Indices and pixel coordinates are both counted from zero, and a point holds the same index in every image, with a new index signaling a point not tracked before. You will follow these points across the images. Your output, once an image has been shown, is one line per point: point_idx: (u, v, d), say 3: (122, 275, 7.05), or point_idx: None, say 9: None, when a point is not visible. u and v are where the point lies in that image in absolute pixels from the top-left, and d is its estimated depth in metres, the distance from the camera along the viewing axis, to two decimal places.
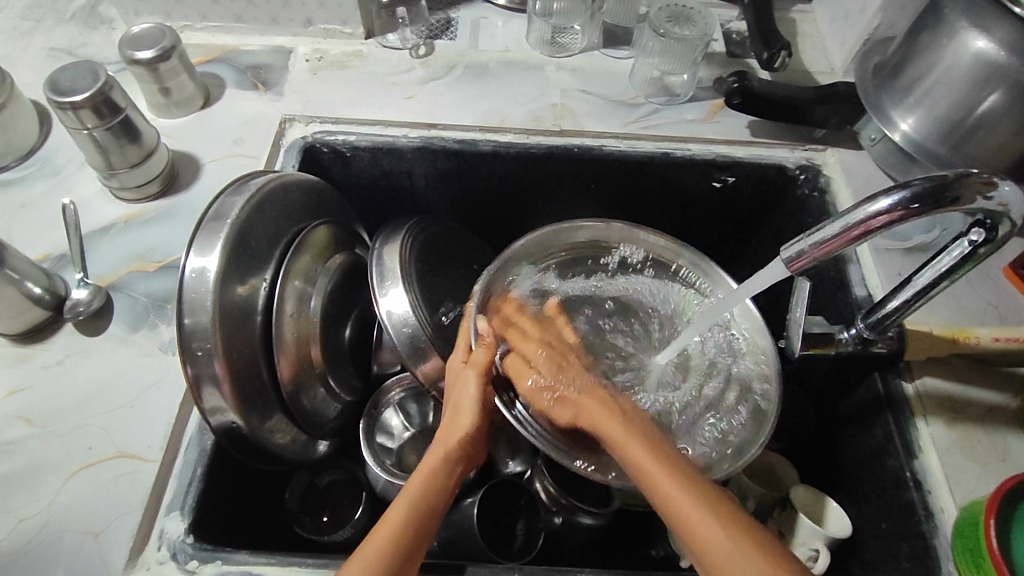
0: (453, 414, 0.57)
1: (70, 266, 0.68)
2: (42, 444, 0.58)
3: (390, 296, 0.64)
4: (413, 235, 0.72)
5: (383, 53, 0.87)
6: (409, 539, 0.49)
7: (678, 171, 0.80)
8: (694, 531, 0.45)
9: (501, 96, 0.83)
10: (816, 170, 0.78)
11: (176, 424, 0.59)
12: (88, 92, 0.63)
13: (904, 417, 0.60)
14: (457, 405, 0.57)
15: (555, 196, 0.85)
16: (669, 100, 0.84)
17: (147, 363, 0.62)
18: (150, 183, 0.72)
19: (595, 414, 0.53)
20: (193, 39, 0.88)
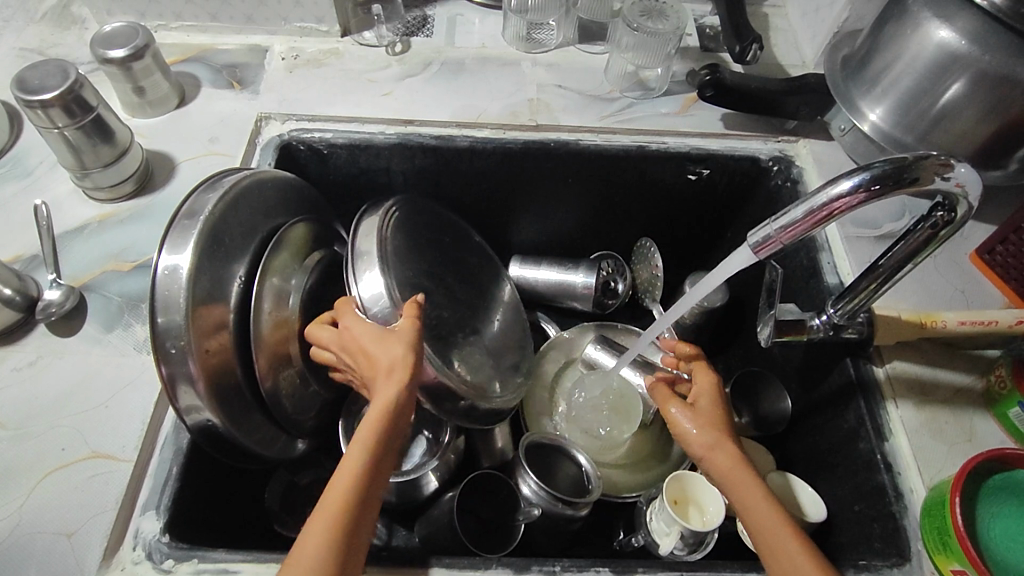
0: (384, 368, 0.53)
1: (43, 267, 0.67)
2: (13, 447, 0.57)
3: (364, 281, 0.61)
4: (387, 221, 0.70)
5: (359, 51, 0.87)
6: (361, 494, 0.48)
7: (653, 164, 0.81)
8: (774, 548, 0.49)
9: (477, 92, 0.84)
10: (789, 161, 0.79)
11: (150, 424, 0.59)
12: (56, 91, 0.62)
13: (875, 401, 0.60)
14: (384, 341, 0.54)
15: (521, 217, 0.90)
16: (645, 94, 0.84)
17: (120, 363, 0.62)
18: (124, 182, 0.72)
19: (743, 480, 0.54)
20: (167, 38, 0.88)
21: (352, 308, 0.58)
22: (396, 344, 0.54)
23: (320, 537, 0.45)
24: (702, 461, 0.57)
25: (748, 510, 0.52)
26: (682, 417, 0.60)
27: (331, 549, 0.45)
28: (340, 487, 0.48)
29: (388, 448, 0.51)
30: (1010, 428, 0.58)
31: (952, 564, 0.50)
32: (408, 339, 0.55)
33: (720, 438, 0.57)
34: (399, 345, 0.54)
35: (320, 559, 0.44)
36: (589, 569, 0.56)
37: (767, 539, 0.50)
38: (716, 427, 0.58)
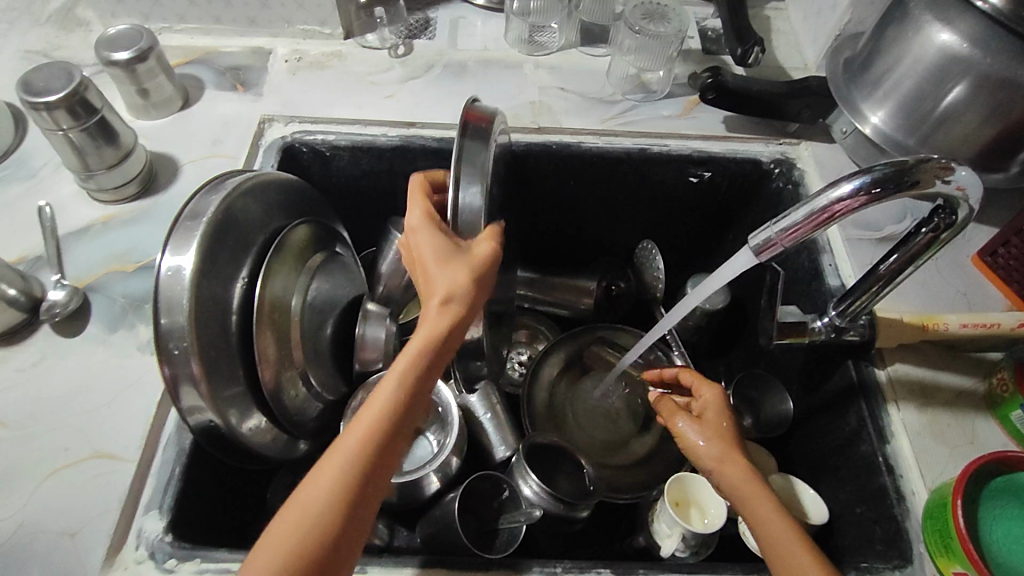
0: (441, 296, 0.49)
1: (48, 268, 0.68)
2: (17, 446, 0.57)
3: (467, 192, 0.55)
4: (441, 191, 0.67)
5: (361, 53, 0.87)
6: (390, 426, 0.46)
7: (655, 167, 0.82)
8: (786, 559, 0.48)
9: (480, 94, 0.84)
10: (790, 163, 0.79)
11: (153, 424, 0.59)
12: (62, 93, 0.63)
13: (877, 403, 0.60)
14: (441, 261, 0.51)
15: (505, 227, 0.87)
16: (646, 96, 0.84)
17: (124, 364, 0.62)
18: (128, 183, 0.72)
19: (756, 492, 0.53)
20: (171, 40, 0.88)
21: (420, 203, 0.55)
22: (455, 270, 0.50)
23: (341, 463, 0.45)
24: (713, 474, 0.56)
25: (760, 521, 0.51)
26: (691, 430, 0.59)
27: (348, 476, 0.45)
28: (372, 414, 0.46)
29: (432, 377, 0.49)
30: (1011, 431, 0.58)
31: (954, 567, 0.50)
32: (468, 268, 0.51)
33: (730, 450, 0.57)
34: (462, 273, 0.50)
35: (333, 485, 0.44)
36: (590, 571, 0.56)
37: (777, 549, 0.49)
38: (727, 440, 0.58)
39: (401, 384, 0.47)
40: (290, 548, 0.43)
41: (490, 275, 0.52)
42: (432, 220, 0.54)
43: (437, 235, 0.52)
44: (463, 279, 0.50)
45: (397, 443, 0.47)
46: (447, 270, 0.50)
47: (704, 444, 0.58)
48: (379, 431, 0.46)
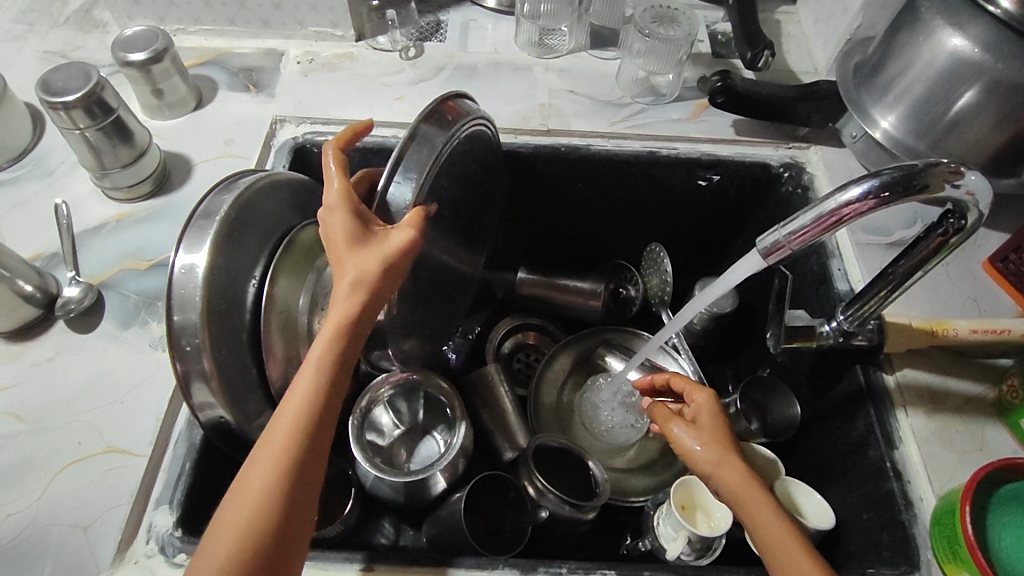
0: (352, 281, 0.51)
1: (63, 265, 0.69)
2: (32, 440, 0.58)
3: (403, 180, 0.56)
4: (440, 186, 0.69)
5: (373, 55, 0.88)
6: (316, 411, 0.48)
7: (664, 170, 0.82)
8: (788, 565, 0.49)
9: (490, 96, 0.84)
10: (799, 168, 0.79)
11: (164, 420, 0.60)
12: (79, 92, 0.64)
13: (884, 408, 0.60)
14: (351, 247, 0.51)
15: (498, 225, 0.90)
16: (655, 100, 0.85)
17: (137, 360, 0.63)
18: (142, 182, 0.73)
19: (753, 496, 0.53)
20: (185, 41, 0.89)
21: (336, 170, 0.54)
22: (365, 256, 0.51)
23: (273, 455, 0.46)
24: (711, 479, 0.56)
25: (759, 526, 0.52)
26: (685, 434, 0.59)
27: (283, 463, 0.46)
28: (293, 405, 0.48)
29: (347, 360, 0.51)
30: (1021, 438, 0.58)
31: (961, 573, 0.50)
32: (380, 253, 0.52)
33: (728, 453, 0.57)
34: (374, 257, 0.51)
35: (268, 476, 0.45)
36: (595, 572, 0.56)
37: (778, 554, 0.50)
38: (723, 443, 0.57)
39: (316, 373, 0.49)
40: (236, 544, 0.44)
41: (404, 259, 0.53)
42: (351, 201, 0.53)
43: (349, 215, 0.52)
44: (374, 265, 0.51)
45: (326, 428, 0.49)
46: (352, 255, 0.51)
47: (698, 448, 0.58)
48: (306, 419, 0.48)
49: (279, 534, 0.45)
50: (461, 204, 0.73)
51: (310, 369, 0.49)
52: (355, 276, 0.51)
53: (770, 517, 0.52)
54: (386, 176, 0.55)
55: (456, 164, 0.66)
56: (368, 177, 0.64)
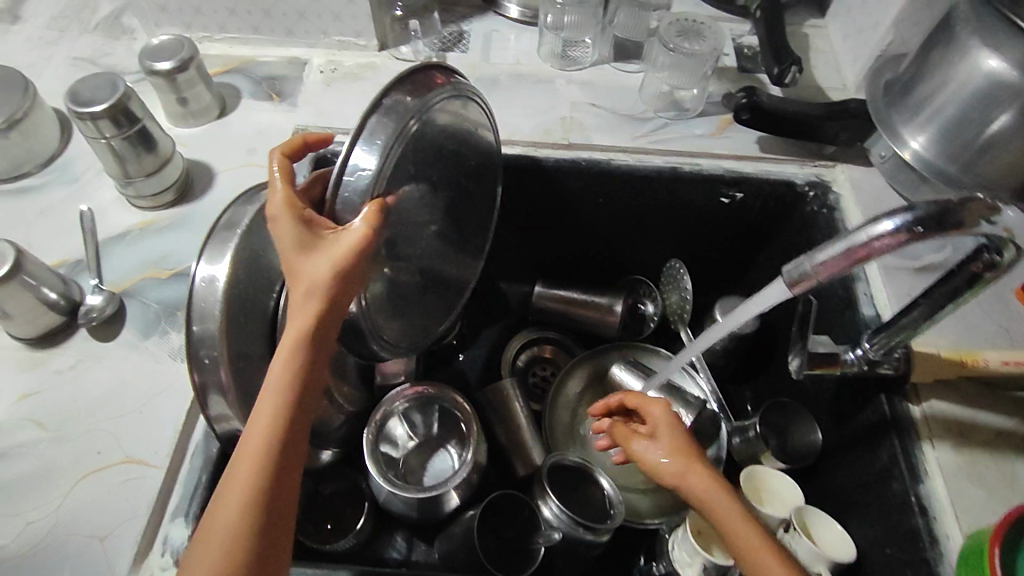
0: (304, 291, 0.50)
1: (86, 272, 0.69)
2: (53, 448, 0.59)
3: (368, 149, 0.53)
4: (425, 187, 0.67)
5: (395, 65, 0.88)
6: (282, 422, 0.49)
7: (686, 187, 0.81)
8: None
9: (511, 109, 0.84)
10: (825, 187, 0.77)
11: (182, 431, 0.60)
12: (107, 103, 0.65)
13: (910, 440, 0.59)
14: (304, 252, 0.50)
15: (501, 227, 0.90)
16: (679, 114, 0.83)
17: (156, 371, 0.63)
18: (165, 191, 0.74)
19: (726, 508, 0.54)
20: (211, 49, 0.90)
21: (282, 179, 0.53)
22: (317, 260, 0.50)
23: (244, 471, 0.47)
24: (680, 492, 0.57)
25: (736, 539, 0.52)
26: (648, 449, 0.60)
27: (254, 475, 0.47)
28: (260, 420, 0.49)
29: (314, 367, 0.51)
30: None
31: None
32: (330, 254, 0.50)
33: (694, 464, 0.57)
34: (325, 261, 0.50)
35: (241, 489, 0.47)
36: None
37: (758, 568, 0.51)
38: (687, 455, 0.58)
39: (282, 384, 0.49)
40: (212, 565, 0.45)
41: (358, 258, 0.50)
42: (294, 207, 0.51)
43: (295, 221, 0.50)
44: (326, 269, 0.49)
45: (295, 438, 0.50)
46: (310, 261, 0.50)
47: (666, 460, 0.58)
48: (272, 436, 0.48)
49: (255, 547, 0.46)
50: (454, 195, 0.72)
51: (273, 381, 0.49)
52: (310, 282, 0.50)
53: (746, 529, 0.52)
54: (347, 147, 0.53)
55: (442, 148, 0.65)
56: (322, 179, 0.59)
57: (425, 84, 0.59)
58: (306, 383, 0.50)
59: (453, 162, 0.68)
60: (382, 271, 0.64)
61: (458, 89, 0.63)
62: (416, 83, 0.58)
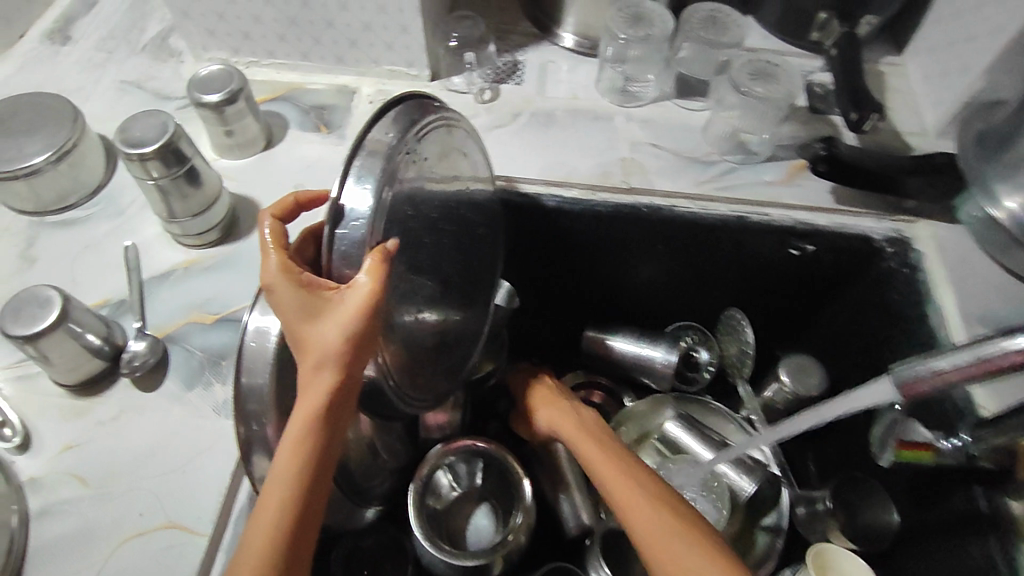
0: (316, 356, 0.50)
1: (130, 314, 0.67)
2: (95, 506, 0.57)
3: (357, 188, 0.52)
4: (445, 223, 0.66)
5: (447, 96, 0.84)
6: (299, 483, 0.51)
7: (754, 237, 0.77)
8: (659, 550, 0.55)
9: (568, 147, 0.80)
10: (907, 244, 0.73)
11: (227, 493, 0.58)
12: (157, 144, 0.62)
13: (1010, 542, 0.54)
14: (313, 315, 0.49)
15: (518, 268, 0.89)
16: (747, 158, 0.79)
17: (200, 426, 0.61)
18: (210, 231, 0.71)
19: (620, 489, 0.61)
20: (258, 75, 0.87)
21: (272, 240, 0.52)
22: (327, 327, 0.49)
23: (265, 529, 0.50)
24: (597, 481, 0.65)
25: (626, 515, 0.59)
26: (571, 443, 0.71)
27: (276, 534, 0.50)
28: (280, 481, 0.51)
29: (330, 426, 0.52)
30: None
31: None
32: (339, 320, 0.49)
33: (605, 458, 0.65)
34: (333, 326, 0.49)
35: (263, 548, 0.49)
36: None
37: (650, 540, 0.56)
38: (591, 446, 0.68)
39: (297, 448, 0.51)
40: None
41: (364, 319, 0.49)
42: (291, 269, 0.50)
43: (293, 288, 0.49)
44: (336, 335, 0.49)
45: (317, 490, 0.52)
46: (319, 327, 0.50)
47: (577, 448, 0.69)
48: (290, 497, 0.51)
49: None
50: (464, 233, 0.70)
51: (289, 442, 0.51)
52: (322, 349, 0.50)
53: (637, 502, 0.59)
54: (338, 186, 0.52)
55: (440, 181, 0.64)
56: (312, 236, 0.59)
57: (411, 116, 0.58)
58: (323, 442, 0.52)
59: (456, 199, 0.68)
60: (411, 317, 0.62)
61: (440, 122, 0.62)
62: (400, 117, 0.57)
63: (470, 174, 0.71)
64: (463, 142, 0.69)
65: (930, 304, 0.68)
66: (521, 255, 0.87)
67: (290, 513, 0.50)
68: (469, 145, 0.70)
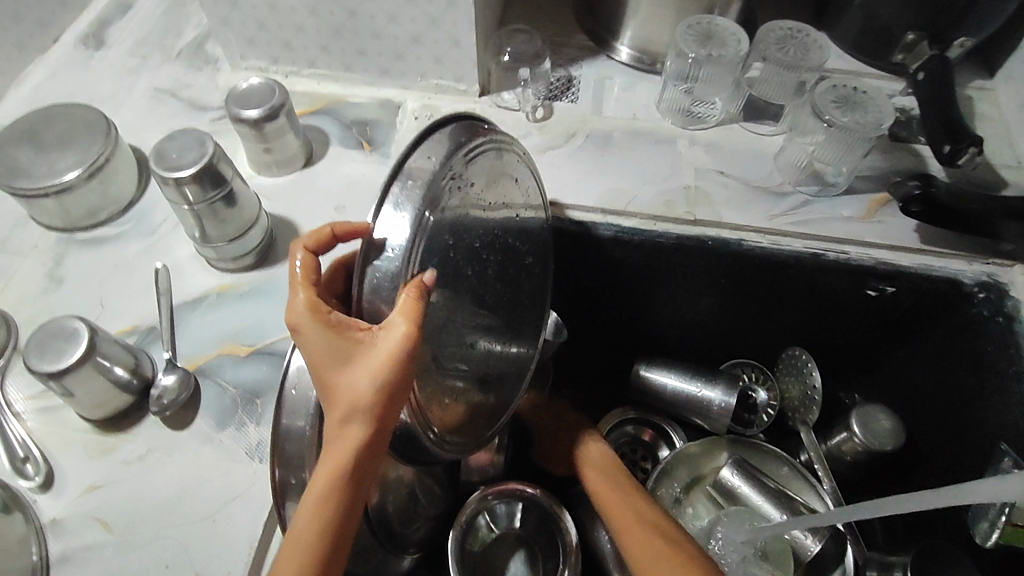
0: (346, 403, 0.46)
1: (159, 343, 0.63)
2: (118, 556, 0.53)
3: (396, 218, 0.46)
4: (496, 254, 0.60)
5: (496, 113, 0.79)
6: (321, 543, 0.46)
7: (828, 275, 0.71)
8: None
9: (626, 172, 0.74)
10: (1001, 289, 0.66)
11: (259, 547, 0.54)
12: (194, 168, 0.58)
13: None
14: (343, 360, 0.46)
15: (565, 294, 0.83)
16: (822, 190, 0.73)
17: (231, 471, 0.57)
18: (246, 255, 0.67)
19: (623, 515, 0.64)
20: (298, 85, 0.83)
21: (302, 276, 0.49)
22: (359, 373, 0.45)
23: None
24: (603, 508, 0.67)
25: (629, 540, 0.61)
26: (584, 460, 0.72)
27: None
28: (299, 541, 0.46)
29: (357, 482, 0.48)
30: None
31: None
32: (371, 366, 0.45)
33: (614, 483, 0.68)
34: (365, 373, 0.45)
35: None
36: None
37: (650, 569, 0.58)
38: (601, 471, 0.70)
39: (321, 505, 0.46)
40: None
41: (398, 364, 0.45)
42: (320, 308, 0.47)
43: (322, 328, 0.46)
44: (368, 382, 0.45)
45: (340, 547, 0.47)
46: (350, 371, 0.46)
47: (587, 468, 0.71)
48: (308, 559, 0.46)
49: None
50: (517, 262, 0.64)
51: (311, 497, 0.47)
52: (354, 398, 0.46)
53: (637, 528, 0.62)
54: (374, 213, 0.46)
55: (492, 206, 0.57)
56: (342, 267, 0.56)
57: (456, 138, 0.51)
58: (349, 499, 0.48)
59: (509, 226, 0.62)
60: (457, 357, 0.56)
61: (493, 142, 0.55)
62: (443, 139, 0.50)
63: (522, 203, 0.64)
64: (518, 162, 0.63)
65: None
66: (569, 280, 0.81)
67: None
68: (521, 170, 0.63)
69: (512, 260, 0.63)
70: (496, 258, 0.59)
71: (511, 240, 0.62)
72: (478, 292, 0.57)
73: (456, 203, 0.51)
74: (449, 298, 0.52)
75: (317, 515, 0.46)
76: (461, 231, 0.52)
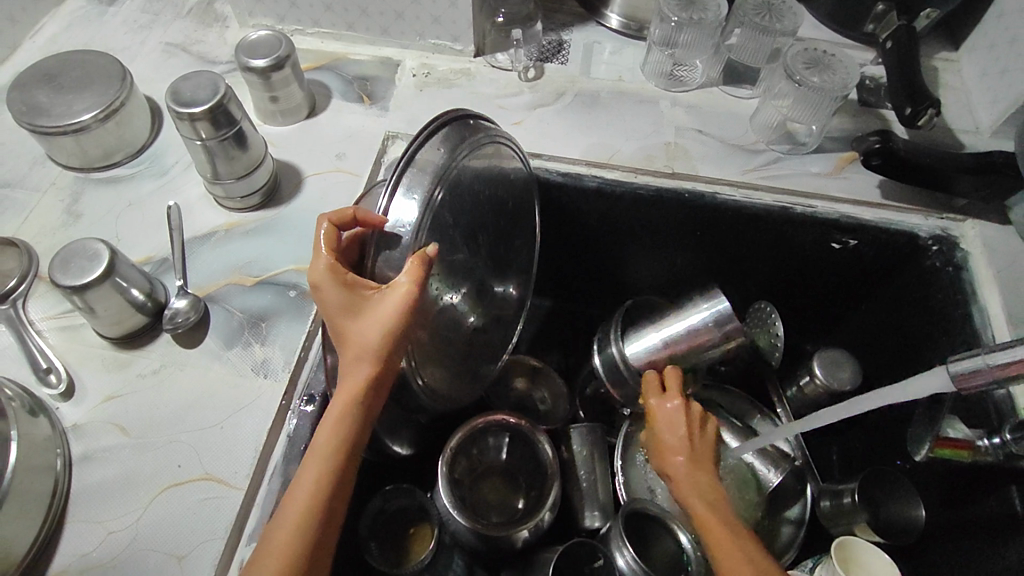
0: (354, 353, 0.50)
1: (171, 273, 0.68)
2: (135, 455, 0.58)
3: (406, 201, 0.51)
4: (491, 228, 0.66)
5: (490, 73, 0.84)
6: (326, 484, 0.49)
7: (797, 230, 0.76)
8: None
9: (611, 129, 0.79)
10: (952, 243, 0.71)
11: (263, 451, 0.59)
12: (207, 104, 0.62)
13: None
14: (357, 315, 0.50)
15: (550, 250, 0.88)
16: (793, 149, 0.78)
17: (237, 385, 0.62)
18: (253, 194, 0.71)
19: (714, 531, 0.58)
20: (303, 43, 0.87)
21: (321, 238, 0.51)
22: (370, 325, 0.49)
23: (287, 534, 0.48)
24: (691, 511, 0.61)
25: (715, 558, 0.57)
26: (675, 450, 0.64)
27: (297, 540, 0.48)
28: (306, 482, 0.49)
29: (361, 428, 0.52)
30: None
31: None
32: (384, 319, 0.49)
33: (709, 490, 0.61)
34: (374, 325, 0.49)
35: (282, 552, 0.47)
36: None
37: None
38: (695, 466, 0.63)
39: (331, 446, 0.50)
40: None
41: (406, 318, 0.49)
42: (338, 268, 0.49)
43: (341, 287, 0.49)
44: (379, 333, 0.49)
45: (345, 485, 0.51)
46: (363, 326, 0.50)
47: (678, 461, 0.64)
48: (314, 500, 0.49)
49: None
50: (507, 231, 0.70)
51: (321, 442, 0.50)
52: (365, 348, 0.50)
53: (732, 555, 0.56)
54: (387, 193, 0.51)
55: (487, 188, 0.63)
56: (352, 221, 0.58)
57: (460, 134, 0.56)
58: (352, 445, 0.51)
59: (502, 204, 0.67)
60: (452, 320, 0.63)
61: (488, 136, 0.60)
62: (446, 137, 0.54)
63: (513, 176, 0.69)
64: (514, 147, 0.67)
65: (975, 301, 0.67)
66: (555, 235, 0.86)
67: (311, 517, 0.48)
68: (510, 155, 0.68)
69: (502, 233, 0.68)
70: (487, 230, 0.65)
71: (503, 214, 0.68)
72: (473, 261, 0.63)
73: (456, 187, 0.56)
74: (445, 269, 0.58)
75: (324, 454, 0.50)
76: (457, 210, 0.58)
